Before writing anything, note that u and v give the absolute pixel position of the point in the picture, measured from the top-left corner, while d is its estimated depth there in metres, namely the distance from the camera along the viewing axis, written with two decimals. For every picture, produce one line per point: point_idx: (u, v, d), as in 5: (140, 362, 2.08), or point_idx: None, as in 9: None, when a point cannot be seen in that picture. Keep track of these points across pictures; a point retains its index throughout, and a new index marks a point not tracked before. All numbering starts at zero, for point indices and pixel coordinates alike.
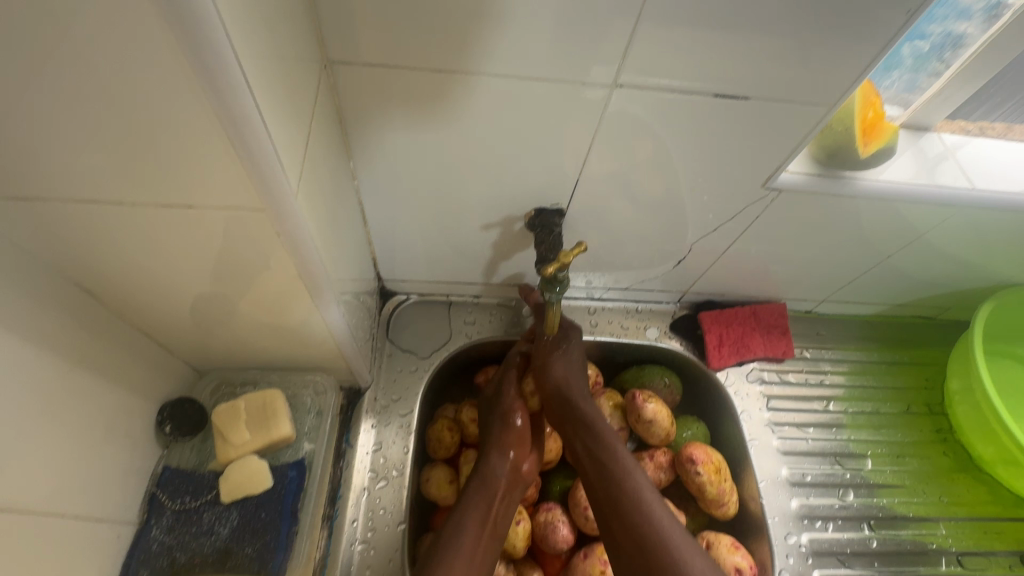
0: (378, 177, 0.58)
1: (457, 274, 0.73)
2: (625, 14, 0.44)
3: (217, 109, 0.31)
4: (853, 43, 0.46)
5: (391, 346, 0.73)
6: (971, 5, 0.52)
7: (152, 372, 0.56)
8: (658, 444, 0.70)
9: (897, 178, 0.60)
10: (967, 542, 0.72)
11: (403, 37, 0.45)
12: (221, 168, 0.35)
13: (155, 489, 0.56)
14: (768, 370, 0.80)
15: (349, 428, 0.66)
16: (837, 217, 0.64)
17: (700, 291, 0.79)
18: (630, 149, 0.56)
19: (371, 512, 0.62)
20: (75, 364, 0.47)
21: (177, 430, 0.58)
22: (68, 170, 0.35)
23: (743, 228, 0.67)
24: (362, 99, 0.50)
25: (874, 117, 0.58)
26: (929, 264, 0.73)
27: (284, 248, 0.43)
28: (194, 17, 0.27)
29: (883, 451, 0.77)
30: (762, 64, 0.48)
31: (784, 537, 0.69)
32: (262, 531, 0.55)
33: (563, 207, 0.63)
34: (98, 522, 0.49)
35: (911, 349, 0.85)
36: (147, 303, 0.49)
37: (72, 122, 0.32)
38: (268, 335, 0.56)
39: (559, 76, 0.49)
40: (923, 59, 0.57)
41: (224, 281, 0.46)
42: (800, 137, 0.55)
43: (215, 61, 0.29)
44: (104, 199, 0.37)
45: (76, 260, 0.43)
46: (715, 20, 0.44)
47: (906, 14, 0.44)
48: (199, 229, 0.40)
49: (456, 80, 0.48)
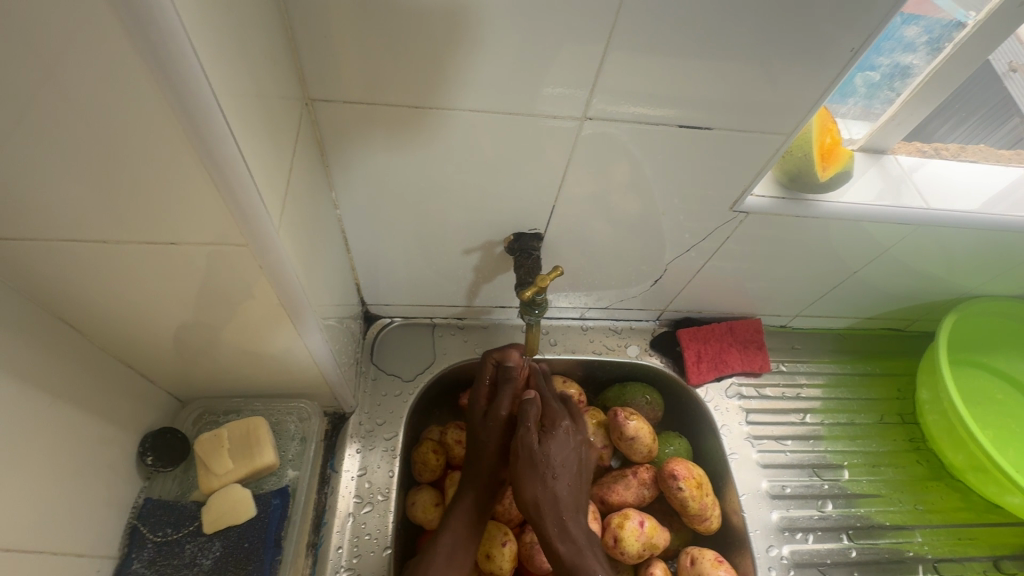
0: (359, 206, 0.60)
1: (440, 297, 0.74)
2: (592, 52, 0.47)
3: (201, 151, 0.33)
4: (803, 78, 0.50)
5: (375, 370, 0.74)
6: (914, 39, 0.56)
7: (133, 405, 0.56)
8: (641, 461, 0.71)
9: (857, 199, 0.64)
10: (943, 549, 0.74)
11: (382, 75, 0.47)
12: (204, 205, 0.36)
13: (135, 522, 0.55)
14: (746, 384, 0.82)
15: (333, 453, 0.67)
16: (805, 235, 0.67)
17: (678, 309, 0.81)
18: (604, 172, 0.58)
19: (357, 537, 0.62)
20: (56, 397, 0.47)
21: (158, 461, 0.57)
22: (53, 211, 0.36)
23: (716, 247, 0.69)
24: (343, 133, 0.52)
25: (832, 143, 0.61)
26: (896, 277, 0.76)
27: (267, 278, 0.44)
28: (178, 74, 0.29)
29: (859, 461, 0.79)
30: (721, 95, 0.51)
31: (766, 550, 0.70)
32: (246, 561, 0.54)
33: (541, 231, 0.65)
34: (78, 557, 0.49)
35: (881, 361, 0.87)
36: (130, 335, 0.50)
37: (58, 165, 0.33)
38: (251, 364, 0.56)
39: (532, 110, 0.51)
40: (876, 87, 0.61)
41: (205, 311, 0.47)
42: (762, 162, 0.58)
43: (201, 113, 0.31)
44: (88, 238, 0.38)
45: (59, 296, 0.44)
46: (678, 53, 0.47)
47: (850, 51, 0.48)
48: (181, 264, 0.42)
49: (433, 113, 0.50)
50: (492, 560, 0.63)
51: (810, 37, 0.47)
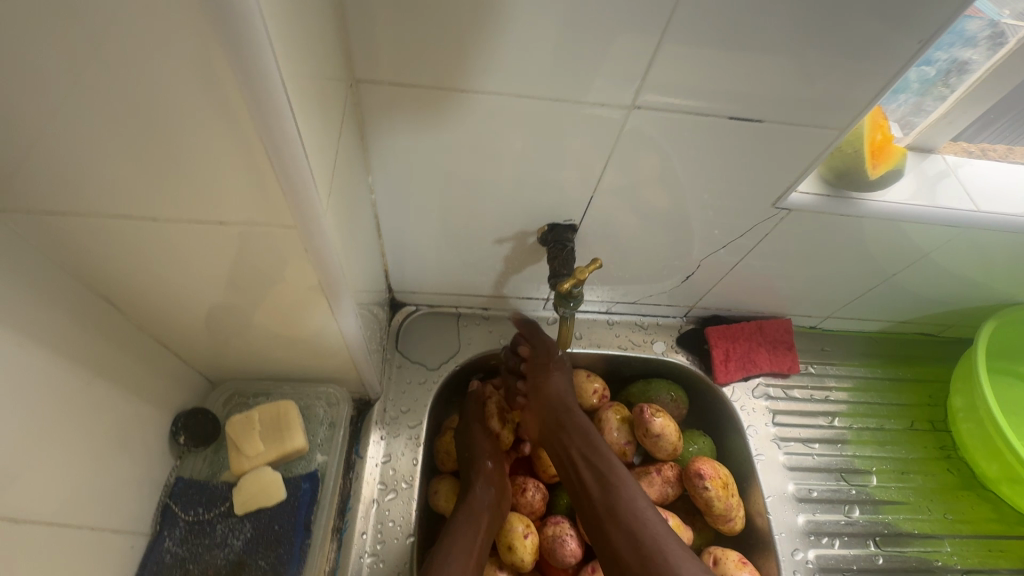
0: (394, 191, 0.59)
1: (468, 287, 0.74)
2: (647, 38, 0.45)
3: (260, 130, 0.32)
4: (862, 71, 0.48)
5: (400, 357, 0.74)
6: (976, 33, 0.53)
7: (167, 383, 0.56)
8: (665, 458, 0.71)
9: (902, 200, 0.62)
10: (972, 560, 0.72)
11: (429, 58, 0.46)
12: (254, 184, 0.36)
13: (168, 500, 0.56)
14: (773, 385, 0.80)
15: (359, 439, 0.67)
16: (845, 235, 0.65)
17: (706, 307, 0.80)
18: (644, 164, 0.57)
19: (381, 524, 0.62)
20: (95, 373, 0.47)
21: (190, 440, 0.58)
22: (104, 186, 0.35)
23: (752, 245, 0.68)
24: (384, 116, 0.51)
25: (882, 140, 0.60)
26: (934, 282, 0.74)
27: (308, 262, 0.43)
28: (245, 45, 0.28)
29: (888, 467, 0.77)
30: (776, 87, 0.49)
31: (791, 553, 0.69)
32: (275, 544, 0.55)
33: (575, 223, 0.64)
34: (111, 532, 0.49)
35: (913, 366, 0.85)
36: (168, 314, 0.49)
37: (113, 137, 0.32)
38: (284, 347, 0.56)
39: (578, 98, 0.50)
40: (929, 83, 0.59)
41: (243, 292, 0.47)
42: (810, 159, 0.56)
43: (263, 88, 0.30)
44: (134, 214, 0.38)
45: (102, 272, 0.44)
46: (734, 44, 0.46)
47: (918, 42, 0.46)
48: (224, 244, 0.41)
49: (477, 99, 0.49)
50: (514, 551, 0.62)
51: (873, 30, 0.45)
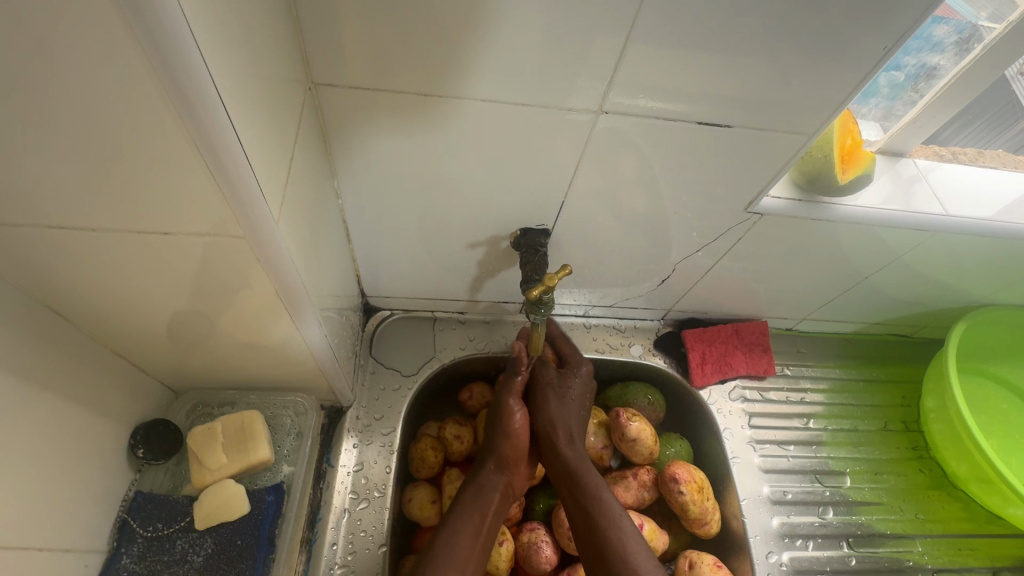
0: (362, 195, 0.58)
1: (442, 291, 0.73)
2: (611, 43, 0.45)
3: (194, 135, 0.31)
4: (828, 77, 0.48)
5: (374, 363, 0.72)
6: (943, 38, 0.54)
7: (124, 395, 0.55)
8: (641, 462, 0.70)
9: (873, 204, 0.62)
10: (943, 559, 0.73)
11: (391, 61, 0.45)
12: (199, 194, 0.35)
13: (126, 516, 0.54)
14: (749, 387, 0.80)
15: (330, 448, 0.65)
16: (818, 239, 0.65)
17: (683, 309, 0.80)
18: (614, 168, 0.57)
19: (352, 534, 0.61)
20: (43, 387, 0.45)
21: (149, 453, 0.56)
22: (40, 197, 0.34)
23: (726, 248, 0.67)
24: (347, 119, 0.50)
25: (852, 144, 0.60)
26: (905, 284, 0.74)
27: (264, 270, 0.42)
28: (172, 50, 0.27)
29: (862, 468, 0.78)
30: (746, 90, 0.49)
31: (766, 556, 0.69)
32: (238, 559, 0.54)
33: (549, 227, 0.63)
34: (65, 552, 0.48)
35: (887, 367, 0.86)
36: (122, 324, 0.48)
37: (41, 149, 0.31)
38: (247, 355, 0.55)
39: (544, 103, 0.49)
40: (899, 88, 0.59)
41: (201, 301, 0.46)
42: (780, 163, 0.56)
43: (195, 91, 0.29)
44: (75, 225, 0.36)
45: (47, 285, 0.42)
46: (699, 48, 0.45)
47: (882, 48, 0.46)
48: (175, 254, 0.40)
49: (441, 101, 0.48)
50: (489, 559, 0.62)
51: (838, 36, 0.45)
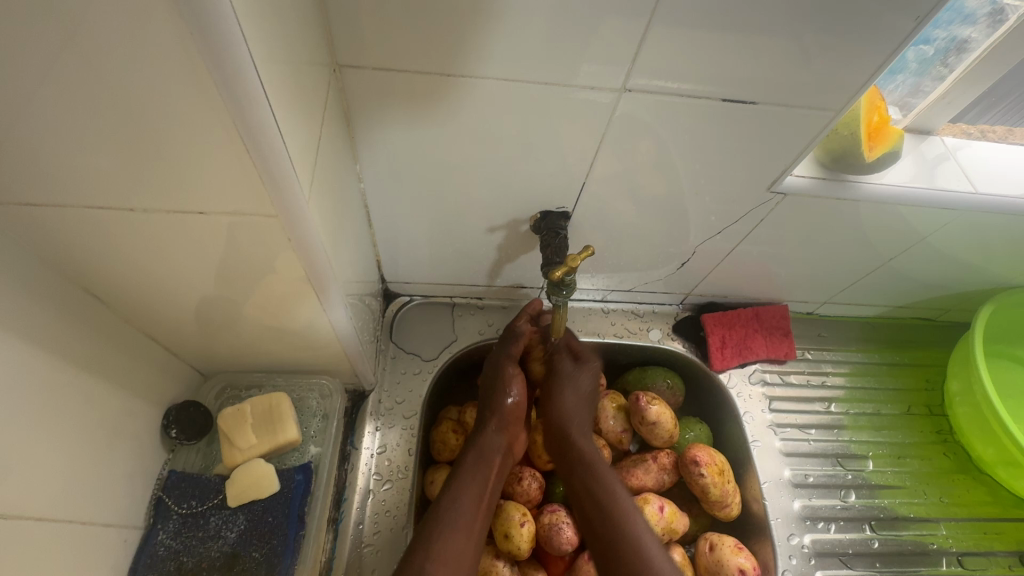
0: (383, 179, 0.58)
1: (462, 276, 0.73)
2: (636, 19, 0.44)
3: (234, 117, 0.31)
4: (858, 51, 0.47)
5: (395, 348, 0.73)
6: (976, 9, 0.52)
7: (156, 377, 0.56)
8: (661, 445, 0.70)
9: (899, 182, 0.61)
10: (968, 543, 0.73)
11: (414, 42, 0.45)
12: (234, 174, 0.35)
13: (160, 494, 0.56)
14: (770, 371, 0.80)
15: (353, 430, 0.66)
16: (842, 220, 0.64)
17: (703, 293, 0.79)
18: (636, 150, 0.56)
19: (377, 514, 0.62)
20: (80, 367, 0.47)
21: (182, 434, 0.58)
22: (78, 177, 0.35)
23: (747, 231, 0.67)
24: (369, 102, 0.50)
25: (879, 121, 0.59)
26: (931, 266, 0.73)
27: (292, 251, 0.42)
28: (214, 30, 0.27)
29: (884, 452, 0.77)
30: (774, 65, 0.48)
31: (787, 538, 0.69)
32: (269, 536, 0.55)
33: (568, 210, 0.63)
34: (104, 526, 0.50)
35: (910, 351, 0.85)
36: (154, 307, 0.49)
37: (84, 129, 0.31)
38: (274, 338, 0.56)
39: (567, 83, 0.49)
40: (928, 63, 0.57)
41: (230, 284, 0.46)
42: (806, 141, 0.55)
43: (236, 74, 0.29)
44: (111, 206, 0.37)
45: (84, 266, 0.43)
46: (724, 24, 0.44)
47: (915, 19, 0.45)
48: (208, 236, 0.41)
49: (463, 83, 0.48)
50: (510, 539, 0.62)
51: (870, 8, 0.44)
